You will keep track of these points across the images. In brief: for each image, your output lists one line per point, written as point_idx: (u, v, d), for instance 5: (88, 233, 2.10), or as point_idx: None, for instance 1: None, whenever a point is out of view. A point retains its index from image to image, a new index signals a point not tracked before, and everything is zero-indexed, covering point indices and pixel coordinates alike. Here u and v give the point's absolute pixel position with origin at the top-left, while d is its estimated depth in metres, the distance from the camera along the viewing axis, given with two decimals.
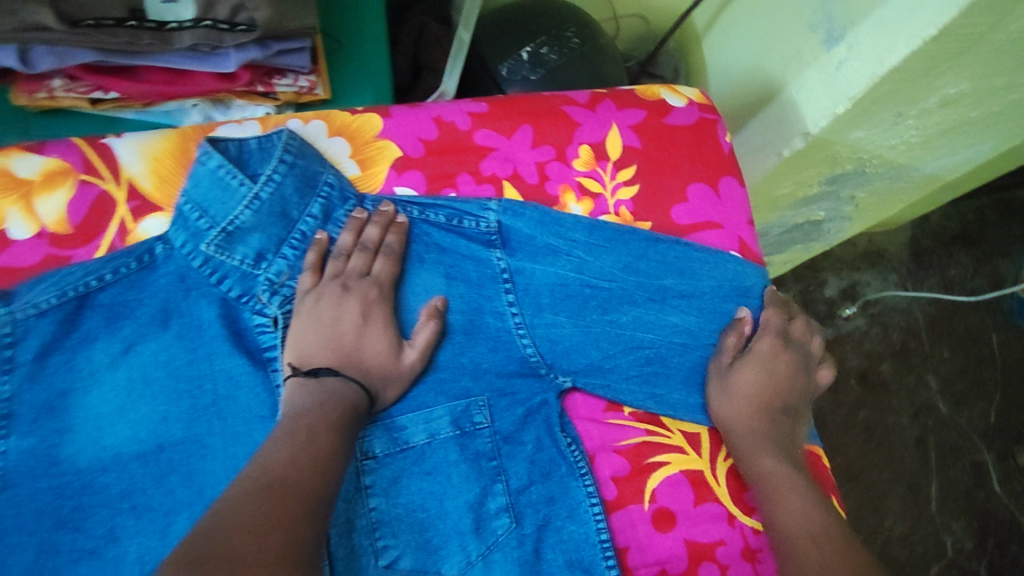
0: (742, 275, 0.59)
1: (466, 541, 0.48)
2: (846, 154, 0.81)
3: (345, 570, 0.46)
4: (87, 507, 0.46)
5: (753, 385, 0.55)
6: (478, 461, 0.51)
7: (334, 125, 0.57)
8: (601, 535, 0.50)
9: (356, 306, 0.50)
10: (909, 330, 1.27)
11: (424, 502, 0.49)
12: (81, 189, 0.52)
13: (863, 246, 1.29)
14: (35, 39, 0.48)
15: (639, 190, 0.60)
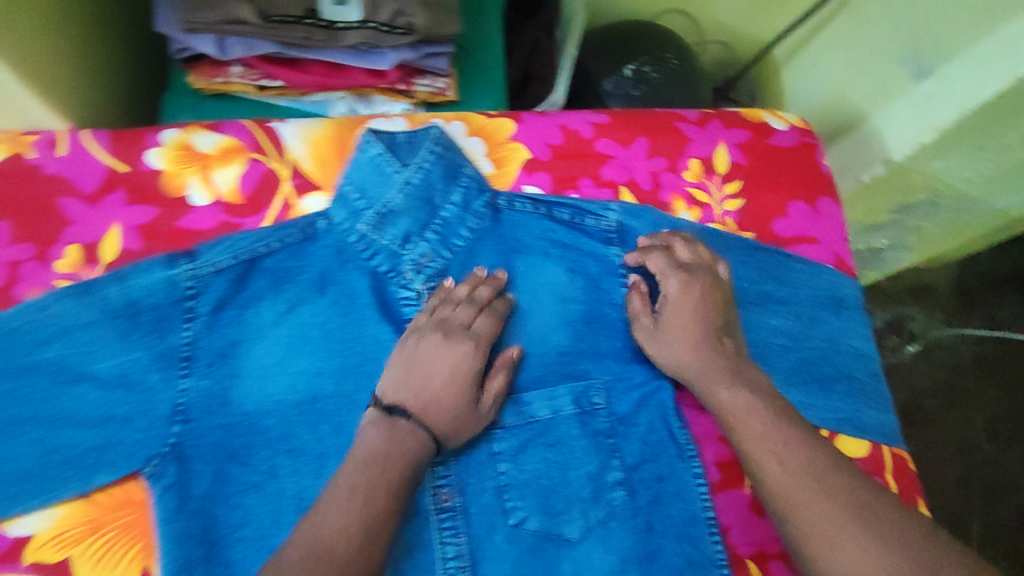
0: (836, 286, 0.63)
1: (586, 508, 0.53)
2: (923, 183, 0.85)
3: (480, 522, 0.52)
4: (253, 445, 0.52)
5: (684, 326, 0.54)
6: (596, 437, 0.55)
7: (472, 126, 0.63)
8: (707, 513, 0.54)
9: (445, 364, 0.50)
10: (953, 368, 1.27)
11: (547, 469, 0.54)
12: (251, 166, 0.58)
13: (908, 282, 1.31)
14: (231, 31, 0.55)
15: (744, 203, 0.64)
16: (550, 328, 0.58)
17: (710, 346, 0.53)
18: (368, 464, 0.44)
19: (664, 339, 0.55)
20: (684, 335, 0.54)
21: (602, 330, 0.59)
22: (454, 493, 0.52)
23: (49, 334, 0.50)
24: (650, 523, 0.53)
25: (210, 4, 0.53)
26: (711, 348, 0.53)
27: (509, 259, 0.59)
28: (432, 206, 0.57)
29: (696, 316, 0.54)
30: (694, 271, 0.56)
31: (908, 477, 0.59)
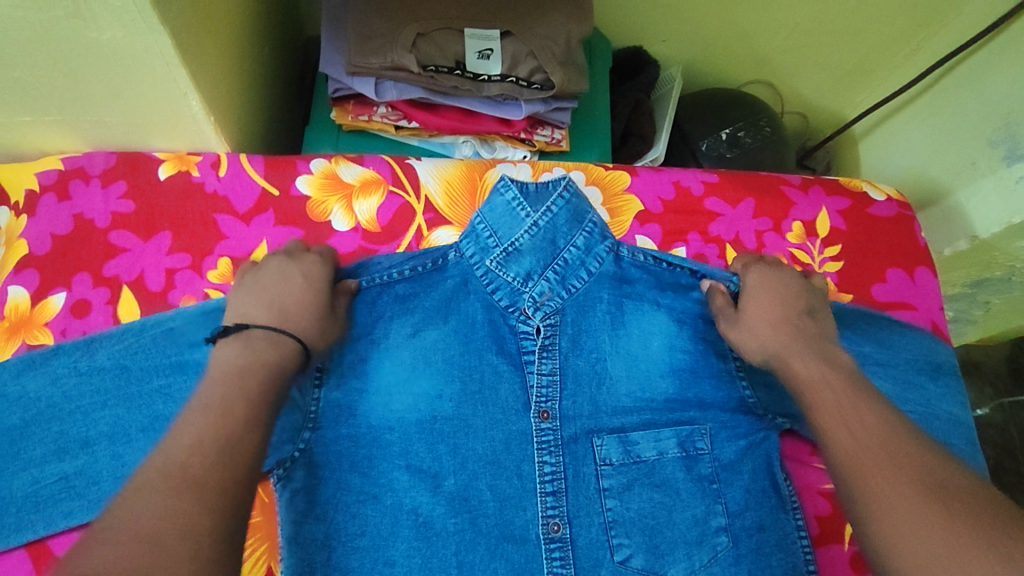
0: (933, 352, 0.64)
1: (691, 550, 0.52)
2: (1004, 260, 0.87)
3: (588, 557, 0.52)
4: (374, 457, 0.52)
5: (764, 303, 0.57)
6: (700, 482, 0.55)
7: (591, 176, 0.67)
8: (808, 565, 0.54)
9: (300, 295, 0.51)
10: (1005, 450, 1.21)
11: (652, 509, 0.54)
12: (389, 198, 0.62)
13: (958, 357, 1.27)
14: (390, 76, 0.61)
15: (844, 267, 0.67)
16: (656, 373, 0.58)
17: (788, 322, 0.56)
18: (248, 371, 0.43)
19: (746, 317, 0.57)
20: (767, 312, 0.56)
21: (710, 377, 0.59)
22: (562, 524, 0.52)
23: (207, 331, 0.51)
24: (753, 574, 0.52)
25: (375, 51, 0.59)
26: (790, 325, 0.55)
27: (625, 301, 0.60)
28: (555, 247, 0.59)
29: (768, 299, 0.58)
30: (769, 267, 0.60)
31: None
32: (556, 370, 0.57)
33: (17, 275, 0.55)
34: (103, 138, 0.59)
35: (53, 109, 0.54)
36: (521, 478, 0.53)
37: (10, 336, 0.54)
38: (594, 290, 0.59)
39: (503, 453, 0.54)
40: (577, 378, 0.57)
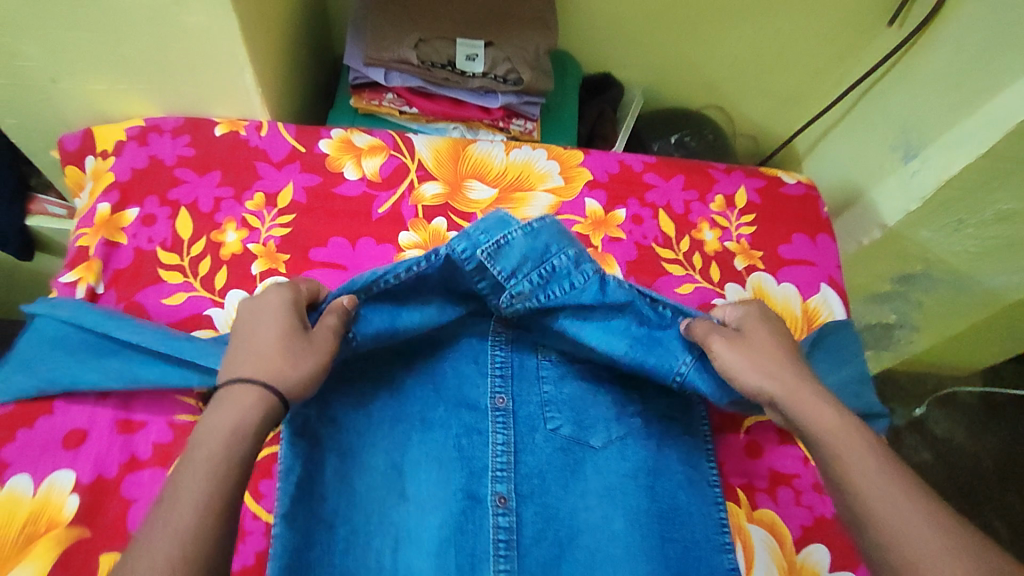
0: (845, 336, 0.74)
1: (610, 425, 0.66)
2: (917, 252, 1.02)
3: (528, 426, 0.66)
4: None
5: (757, 345, 0.57)
6: (621, 377, 0.70)
7: (552, 153, 0.83)
8: (707, 443, 0.67)
9: (273, 339, 0.51)
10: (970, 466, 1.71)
11: (580, 394, 0.68)
12: (389, 159, 0.79)
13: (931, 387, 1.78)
14: (395, 68, 0.79)
15: (757, 231, 0.82)
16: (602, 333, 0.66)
17: (785, 366, 0.55)
18: (228, 438, 0.45)
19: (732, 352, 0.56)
20: (754, 360, 0.55)
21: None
22: (506, 399, 0.66)
23: None
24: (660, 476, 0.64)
25: (387, 48, 0.78)
26: (791, 359, 0.56)
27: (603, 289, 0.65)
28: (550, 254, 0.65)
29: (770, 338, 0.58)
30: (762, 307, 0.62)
31: None
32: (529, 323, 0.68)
33: (102, 194, 0.72)
34: (177, 104, 0.78)
35: (145, 77, 0.73)
36: (478, 364, 0.68)
37: (98, 232, 0.69)
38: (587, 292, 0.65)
39: (465, 346, 0.69)
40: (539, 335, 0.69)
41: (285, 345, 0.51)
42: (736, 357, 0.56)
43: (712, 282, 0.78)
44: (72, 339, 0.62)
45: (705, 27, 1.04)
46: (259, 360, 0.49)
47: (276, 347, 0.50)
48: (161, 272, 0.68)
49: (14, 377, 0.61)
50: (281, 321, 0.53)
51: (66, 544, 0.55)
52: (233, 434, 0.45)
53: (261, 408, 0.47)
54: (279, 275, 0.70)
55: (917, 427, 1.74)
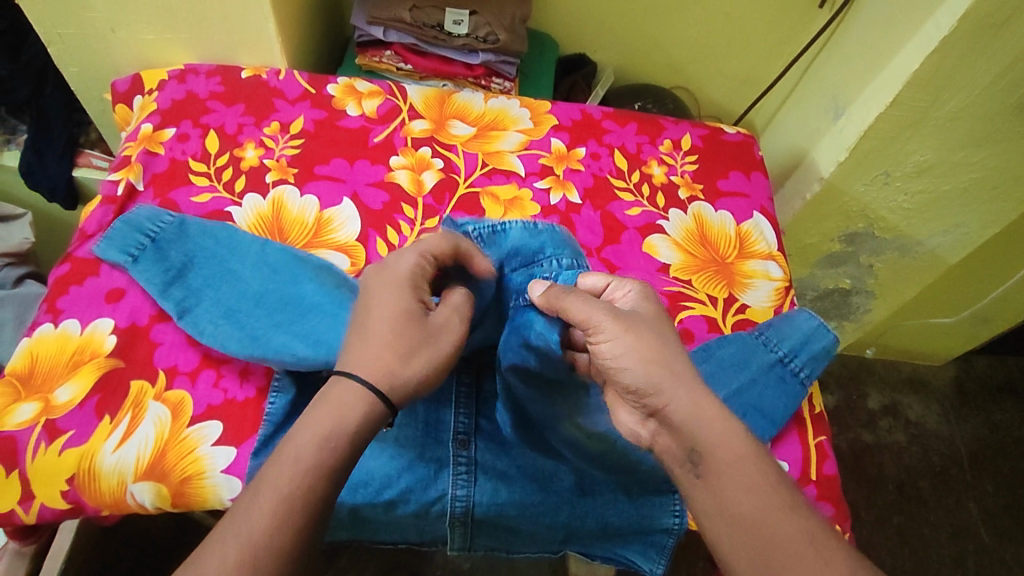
0: (809, 338, 0.77)
1: None
2: (857, 209, 1.13)
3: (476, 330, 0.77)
4: (360, 238, 0.81)
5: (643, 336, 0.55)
6: None
7: (525, 103, 0.98)
8: None
9: (389, 332, 0.55)
10: (950, 457, 1.55)
11: None
12: (385, 101, 0.93)
13: (906, 372, 1.65)
14: (394, 26, 0.97)
15: (699, 168, 0.95)
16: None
17: (669, 365, 0.53)
18: (321, 443, 0.49)
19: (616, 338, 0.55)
20: (641, 350, 0.54)
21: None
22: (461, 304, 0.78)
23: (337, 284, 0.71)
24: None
25: (387, 10, 0.96)
26: (672, 356, 0.54)
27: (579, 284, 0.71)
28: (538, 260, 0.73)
29: (649, 333, 0.55)
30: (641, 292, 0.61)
31: None
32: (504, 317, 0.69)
33: (147, 118, 0.87)
34: (212, 53, 0.94)
35: (187, 28, 0.90)
36: None
37: (140, 144, 0.84)
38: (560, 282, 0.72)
39: None
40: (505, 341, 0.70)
41: (404, 346, 0.55)
42: (621, 353, 0.54)
43: (657, 206, 0.90)
44: (205, 240, 0.74)
45: (666, 12, 1.20)
46: (376, 351, 0.54)
47: (402, 349, 0.54)
48: (191, 177, 0.82)
49: (132, 234, 0.73)
50: (399, 308, 0.56)
51: (105, 369, 0.67)
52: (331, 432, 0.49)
53: (366, 410, 0.51)
54: (288, 183, 0.83)
55: (892, 410, 1.60)
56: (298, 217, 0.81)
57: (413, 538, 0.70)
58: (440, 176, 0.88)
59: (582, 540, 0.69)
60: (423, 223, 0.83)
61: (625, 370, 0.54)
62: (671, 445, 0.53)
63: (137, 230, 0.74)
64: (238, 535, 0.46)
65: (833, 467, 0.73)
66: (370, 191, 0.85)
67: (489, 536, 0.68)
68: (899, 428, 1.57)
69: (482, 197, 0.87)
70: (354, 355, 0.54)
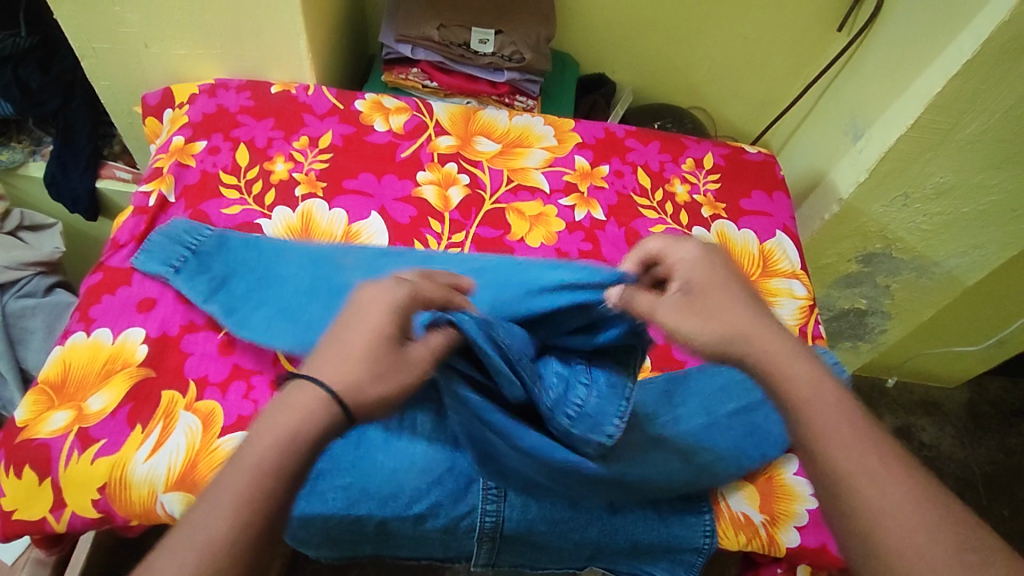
0: None
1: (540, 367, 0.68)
2: (876, 230, 1.13)
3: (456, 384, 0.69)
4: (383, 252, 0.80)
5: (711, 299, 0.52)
6: None
7: (548, 121, 0.99)
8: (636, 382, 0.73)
9: (370, 343, 0.45)
10: (964, 480, 1.53)
11: None
12: (412, 117, 0.95)
13: (919, 395, 1.65)
14: (422, 44, 0.99)
15: (721, 187, 0.96)
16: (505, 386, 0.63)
17: (727, 307, 0.51)
18: (280, 446, 0.40)
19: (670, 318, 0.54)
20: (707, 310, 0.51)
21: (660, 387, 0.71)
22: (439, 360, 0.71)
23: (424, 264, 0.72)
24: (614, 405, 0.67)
25: (415, 28, 0.98)
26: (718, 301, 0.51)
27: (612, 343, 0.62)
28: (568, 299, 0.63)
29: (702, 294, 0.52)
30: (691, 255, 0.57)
31: None
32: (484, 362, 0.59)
33: (178, 131, 0.89)
34: (243, 69, 0.96)
35: (221, 44, 0.92)
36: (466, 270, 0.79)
37: (172, 156, 0.85)
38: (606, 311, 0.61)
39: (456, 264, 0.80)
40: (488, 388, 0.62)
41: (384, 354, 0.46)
42: (678, 316, 0.52)
43: (681, 224, 0.91)
44: (248, 252, 0.74)
45: (685, 33, 1.21)
46: (351, 357, 0.44)
47: (365, 367, 0.44)
48: (222, 189, 0.83)
49: (173, 247, 0.74)
50: (384, 319, 0.47)
51: (136, 379, 0.67)
52: (316, 405, 0.42)
53: (324, 416, 0.42)
54: (316, 196, 0.84)
55: (906, 433, 1.59)
56: (327, 230, 0.82)
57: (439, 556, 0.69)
58: (466, 192, 0.88)
59: (608, 558, 0.69)
60: (449, 237, 0.84)
61: (701, 337, 0.50)
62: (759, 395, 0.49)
63: (177, 242, 0.75)
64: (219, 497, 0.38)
65: None
66: (398, 206, 0.85)
67: (515, 554, 0.68)
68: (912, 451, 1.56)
69: (508, 212, 0.88)
70: (334, 362, 0.44)
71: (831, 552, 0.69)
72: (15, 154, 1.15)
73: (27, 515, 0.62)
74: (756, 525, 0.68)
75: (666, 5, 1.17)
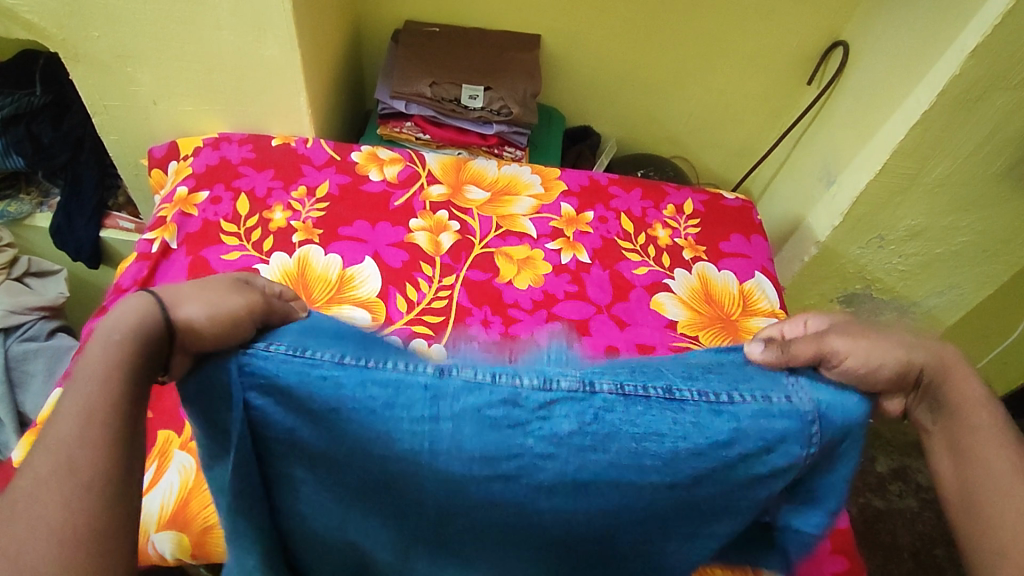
0: None
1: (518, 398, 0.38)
2: (854, 271, 1.18)
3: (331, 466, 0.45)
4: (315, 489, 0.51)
5: (877, 341, 0.44)
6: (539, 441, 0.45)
7: (536, 170, 1.04)
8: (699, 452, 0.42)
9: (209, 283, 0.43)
10: None
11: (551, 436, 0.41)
12: (405, 167, 0.99)
13: (913, 437, 1.65)
14: (414, 99, 1.05)
15: (701, 231, 1.00)
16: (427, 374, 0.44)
17: (893, 342, 0.45)
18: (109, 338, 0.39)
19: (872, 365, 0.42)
20: (885, 346, 0.43)
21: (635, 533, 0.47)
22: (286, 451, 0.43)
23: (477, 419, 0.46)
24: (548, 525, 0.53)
25: (409, 85, 1.05)
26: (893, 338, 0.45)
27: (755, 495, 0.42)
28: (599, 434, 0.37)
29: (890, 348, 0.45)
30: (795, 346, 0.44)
31: None
32: (300, 439, 0.39)
33: (182, 181, 0.93)
34: (246, 124, 1.02)
35: (226, 102, 0.98)
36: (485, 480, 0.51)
37: (175, 206, 0.90)
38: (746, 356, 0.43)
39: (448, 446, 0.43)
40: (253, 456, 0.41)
41: (210, 284, 0.43)
42: (868, 357, 0.42)
43: (663, 266, 0.95)
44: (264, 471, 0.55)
45: (664, 87, 1.29)
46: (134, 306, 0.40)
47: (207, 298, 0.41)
48: (222, 236, 0.87)
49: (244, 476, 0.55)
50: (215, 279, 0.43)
51: None
52: (109, 342, 0.39)
53: (152, 323, 0.40)
54: (313, 242, 0.88)
55: (901, 475, 1.58)
56: (322, 274, 0.85)
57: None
58: (456, 237, 0.92)
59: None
60: (441, 280, 0.87)
61: (887, 369, 0.42)
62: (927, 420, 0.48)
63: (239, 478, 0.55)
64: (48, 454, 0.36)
65: (846, 520, 0.72)
66: (391, 250, 0.89)
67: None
68: (910, 493, 1.55)
69: (496, 256, 0.91)
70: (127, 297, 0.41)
71: None
72: (23, 206, 1.20)
73: None
74: None
75: (646, 61, 1.24)
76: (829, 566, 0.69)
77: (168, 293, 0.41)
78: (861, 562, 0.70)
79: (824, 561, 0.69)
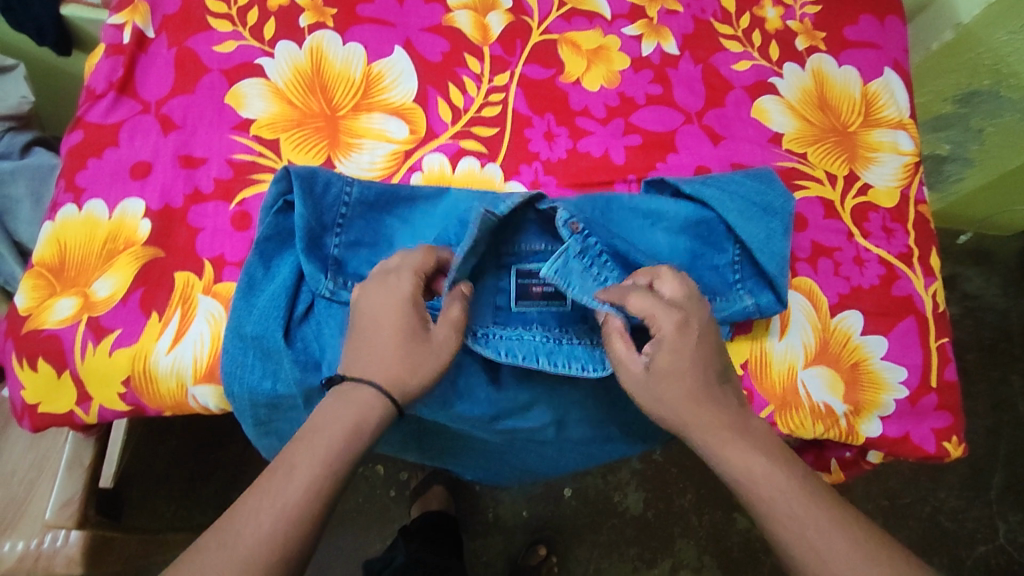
0: None
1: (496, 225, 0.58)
2: (989, 62, 0.94)
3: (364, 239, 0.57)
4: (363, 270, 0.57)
5: (675, 384, 0.49)
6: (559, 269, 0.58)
7: None
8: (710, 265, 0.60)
9: (396, 330, 0.49)
10: (1002, 331, 1.32)
11: (574, 214, 0.59)
12: None
13: (970, 244, 1.36)
14: None
15: (822, 10, 0.77)
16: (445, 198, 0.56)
17: (699, 388, 0.49)
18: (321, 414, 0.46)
19: (658, 401, 0.50)
20: (690, 404, 0.49)
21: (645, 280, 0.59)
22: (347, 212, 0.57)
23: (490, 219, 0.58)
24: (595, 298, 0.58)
25: None
26: (715, 399, 0.50)
27: (704, 246, 0.60)
28: (595, 204, 0.60)
29: (690, 363, 0.50)
30: (688, 314, 0.50)
31: (927, 232, 0.71)
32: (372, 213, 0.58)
33: None
34: None
35: None
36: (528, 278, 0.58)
37: None
38: (652, 181, 0.63)
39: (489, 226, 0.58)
40: (364, 231, 0.58)
41: (396, 334, 0.49)
42: (647, 394, 0.50)
43: (770, 60, 0.74)
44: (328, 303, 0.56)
45: None
46: (376, 354, 0.48)
47: (404, 347, 0.49)
48: (210, 19, 0.67)
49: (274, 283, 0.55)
50: (399, 322, 0.49)
51: (144, 260, 0.58)
52: (347, 434, 0.45)
53: (376, 407, 0.47)
54: (326, 27, 0.68)
55: (948, 283, 1.35)
56: (343, 71, 0.67)
57: (476, 443, 0.66)
58: (509, 19, 0.71)
59: (608, 450, 0.65)
60: (491, 79, 0.69)
61: (660, 413, 0.50)
62: (704, 444, 0.49)
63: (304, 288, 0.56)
64: (266, 497, 0.42)
65: (953, 372, 0.66)
66: (426, 38, 0.69)
67: (525, 450, 0.66)
68: (953, 300, 1.33)
69: (560, 45, 0.71)
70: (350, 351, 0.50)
71: (914, 442, 0.64)
72: None
73: (53, 410, 0.56)
74: (837, 416, 0.62)
75: None
76: (931, 422, 0.64)
77: (356, 369, 0.48)
78: (964, 418, 0.65)
79: (926, 416, 0.64)
